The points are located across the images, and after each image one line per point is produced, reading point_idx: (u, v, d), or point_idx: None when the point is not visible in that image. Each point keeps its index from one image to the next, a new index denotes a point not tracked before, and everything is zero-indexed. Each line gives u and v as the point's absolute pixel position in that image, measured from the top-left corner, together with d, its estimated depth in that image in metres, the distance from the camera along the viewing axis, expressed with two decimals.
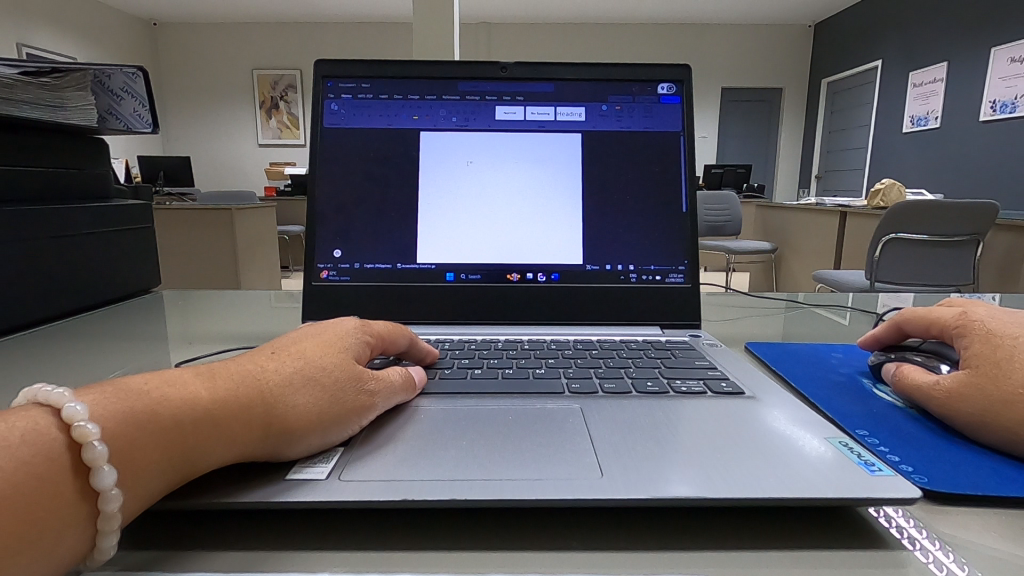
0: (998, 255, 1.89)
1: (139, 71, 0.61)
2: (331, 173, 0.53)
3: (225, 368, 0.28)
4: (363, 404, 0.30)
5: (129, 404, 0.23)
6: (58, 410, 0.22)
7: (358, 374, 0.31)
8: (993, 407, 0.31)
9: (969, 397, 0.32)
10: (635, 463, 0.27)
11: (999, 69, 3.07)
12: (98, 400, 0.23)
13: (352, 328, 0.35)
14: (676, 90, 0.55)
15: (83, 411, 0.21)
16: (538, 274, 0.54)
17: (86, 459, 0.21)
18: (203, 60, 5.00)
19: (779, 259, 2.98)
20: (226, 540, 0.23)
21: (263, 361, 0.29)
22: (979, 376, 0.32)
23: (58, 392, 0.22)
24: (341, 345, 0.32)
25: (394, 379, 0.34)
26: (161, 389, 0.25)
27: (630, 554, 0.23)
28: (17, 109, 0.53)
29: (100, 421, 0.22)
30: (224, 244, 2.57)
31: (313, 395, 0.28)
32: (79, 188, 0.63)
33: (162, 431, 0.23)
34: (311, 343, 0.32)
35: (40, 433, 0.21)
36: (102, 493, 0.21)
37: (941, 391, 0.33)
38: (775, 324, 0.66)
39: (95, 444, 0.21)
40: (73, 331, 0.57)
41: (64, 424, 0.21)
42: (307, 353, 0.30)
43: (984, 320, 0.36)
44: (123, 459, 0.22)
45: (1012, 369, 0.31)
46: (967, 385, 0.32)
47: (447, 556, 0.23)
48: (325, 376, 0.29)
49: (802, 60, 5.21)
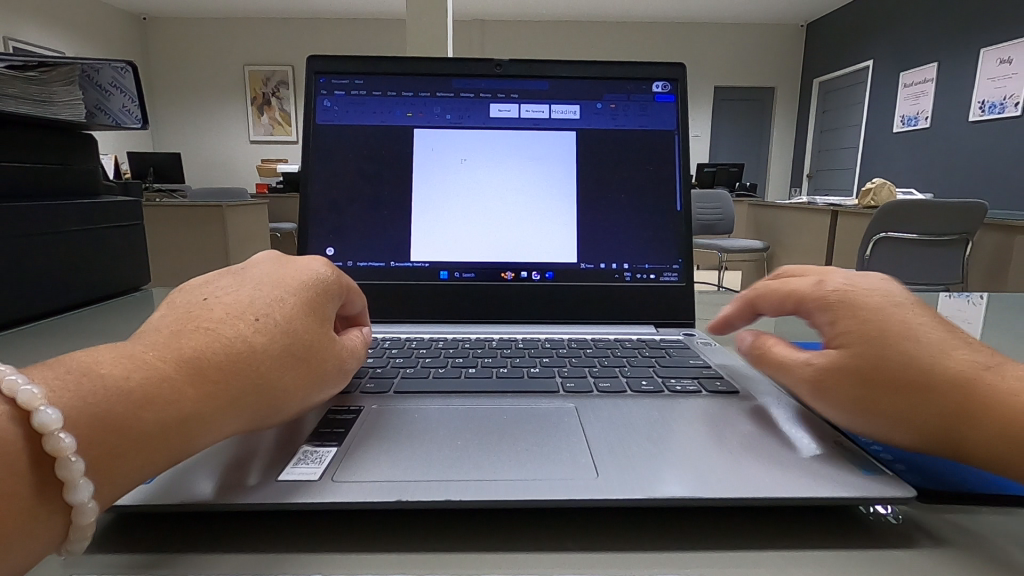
0: (986, 253, 1.92)
1: (128, 66, 0.59)
2: (322, 170, 0.52)
3: (202, 346, 0.26)
4: (333, 378, 0.31)
5: (104, 406, 0.22)
6: (29, 413, 0.20)
7: (334, 348, 0.32)
8: (875, 394, 0.28)
9: (851, 384, 0.29)
10: (627, 463, 0.27)
11: (988, 69, 3.09)
12: (71, 401, 0.22)
13: (327, 281, 0.34)
14: (671, 88, 0.55)
15: (56, 419, 0.20)
16: (533, 273, 0.54)
17: (59, 474, 0.20)
18: (192, 56, 4.95)
19: (771, 258, 3.00)
20: (213, 542, 0.23)
21: (244, 334, 0.28)
22: (860, 359, 0.28)
23: (29, 392, 0.21)
24: (320, 310, 0.32)
25: (358, 342, 0.35)
26: (143, 387, 0.24)
27: (624, 555, 0.23)
28: (1, 102, 0.53)
29: (74, 430, 0.21)
30: (215, 241, 2.55)
31: (297, 378, 0.29)
32: (68, 184, 0.62)
33: (143, 436, 0.23)
34: (292, 306, 0.30)
35: (5, 441, 0.20)
36: (76, 506, 0.21)
37: (816, 375, 0.30)
38: (768, 323, 0.66)
39: (71, 458, 0.21)
40: (63, 329, 0.56)
41: (35, 433, 0.20)
42: (289, 325, 0.29)
43: (840, 288, 0.32)
44: (99, 469, 0.21)
45: (896, 350, 0.28)
46: (849, 369, 0.29)
47: (435, 556, 0.22)
48: (308, 352, 0.30)
49: (795, 60, 5.23)
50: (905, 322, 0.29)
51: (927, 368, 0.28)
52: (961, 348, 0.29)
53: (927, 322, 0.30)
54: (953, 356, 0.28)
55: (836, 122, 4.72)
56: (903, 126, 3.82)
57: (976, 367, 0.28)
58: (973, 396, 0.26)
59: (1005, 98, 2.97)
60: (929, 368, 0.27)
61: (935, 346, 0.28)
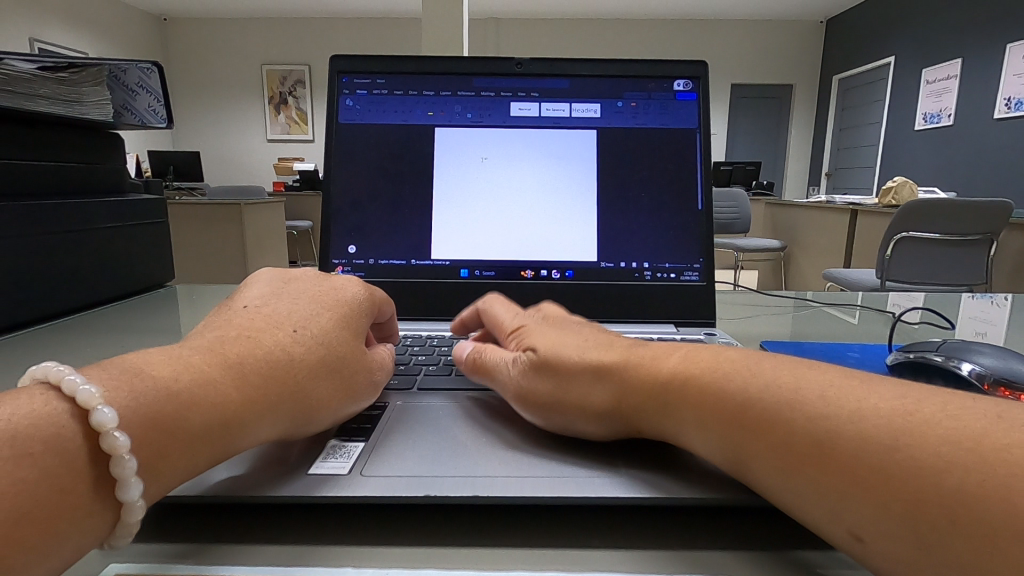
0: (1012, 254, 1.87)
1: (154, 67, 0.62)
2: (344, 168, 0.53)
3: (246, 355, 0.28)
4: (368, 387, 0.32)
5: (154, 405, 0.23)
6: (86, 411, 0.21)
7: (366, 361, 0.32)
8: (558, 375, 0.30)
9: (539, 373, 0.31)
10: (655, 464, 0.27)
11: (1014, 65, 2.99)
12: (124, 399, 0.22)
13: (362, 298, 0.35)
14: (692, 86, 0.54)
15: (112, 418, 0.21)
16: (553, 271, 0.54)
17: (113, 472, 0.21)
18: (212, 56, 5.03)
19: (788, 257, 2.96)
20: (248, 535, 0.24)
21: (284, 346, 0.29)
22: (540, 353, 0.32)
23: (86, 390, 0.21)
24: (353, 325, 0.33)
25: (387, 359, 0.35)
26: (190, 389, 0.24)
27: (656, 554, 0.23)
28: (34, 104, 0.54)
29: (128, 429, 0.22)
30: (233, 239, 2.58)
31: (331, 387, 0.29)
32: (96, 182, 0.64)
33: (190, 434, 0.24)
34: (327, 321, 0.32)
35: (63, 436, 0.20)
36: (126, 504, 0.21)
37: (514, 376, 0.33)
38: (788, 323, 0.66)
39: (124, 457, 0.21)
40: (93, 324, 0.58)
41: (93, 431, 0.21)
42: (325, 336, 0.31)
43: (528, 324, 0.37)
44: (150, 467, 0.22)
45: (566, 346, 0.32)
46: (535, 361, 0.32)
47: (469, 551, 0.23)
48: (342, 365, 0.30)
49: (813, 57, 5.16)
50: (573, 334, 0.34)
51: (593, 356, 0.31)
52: (622, 346, 0.33)
53: (592, 335, 0.34)
54: (612, 350, 0.32)
55: (856, 120, 4.64)
56: (925, 124, 3.75)
57: (641, 353, 0.31)
58: (631, 369, 0.30)
59: None
60: (593, 356, 0.31)
61: (597, 345, 0.32)
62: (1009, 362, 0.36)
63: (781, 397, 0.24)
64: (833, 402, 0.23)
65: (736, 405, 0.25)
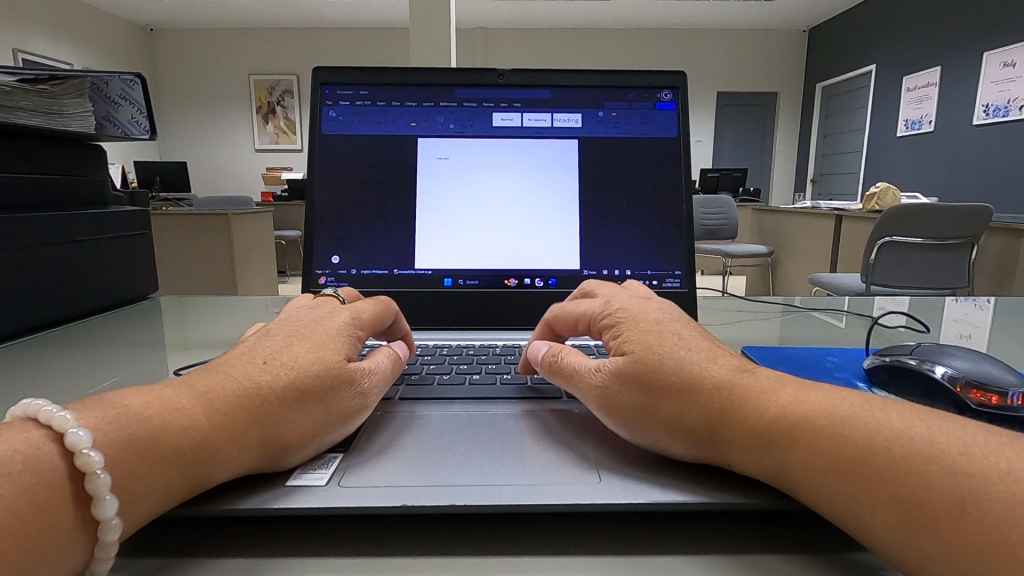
0: (993, 257, 1.91)
1: (137, 77, 0.61)
2: (327, 179, 0.53)
3: (218, 386, 0.28)
4: (355, 408, 0.30)
5: (130, 429, 0.24)
6: (60, 434, 0.22)
7: (351, 374, 0.31)
8: (653, 395, 0.29)
9: (629, 388, 0.30)
10: (633, 471, 0.27)
11: (993, 73, 3.10)
12: (99, 422, 0.23)
13: (345, 323, 0.35)
14: (673, 96, 0.55)
15: (86, 438, 0.22)
16: (537, 279, 0.54)
17: (88, 489, 0.21)
18: (198, 65, 5.00)
19: (774, 263, 2.99)
20: (225, 550, 0.23)
21: (257, 373, 0.29)
22: (637, 360, 0.31)
23: (59, 415, 0.22)
24: (331, 346, 0.32)
25: (385, 366, 0.35)
26: (161, 414, 0.25)
27: (633, 557, 0.23)
28: (17, 116, 0.53)
29: (102, 448, 0.22)
30: (220, 249, 2.57)
31: (308, 412, 0.28)
32: (79, 194, 0.63)
33: (162, 458, 0.24)
34: (302, 347, 0.32)
35: (41, 459, 0.21)
36: (102, 523, 0.21)
37: (600, 382, 0.32)
38: (773, 327, 0.67)
39: (99, 473, 0.21)
40: (70, 338, 0.57)
41: (67, 451, 0.21)
42: (301, 360, 0.30)
43: (625, 307, 0.35)
44: (125, 486, 0.22)
45: (669, 355, 0.31)
46: (626, 370, 0.31)
47: (451, 562, 0.23)
48: (322, 387, 0.29)
49: (797, 65, 5.24)
50: (677, 335, 0.33)
51: (693, 370, 0.30)
52: (728, 361, 0.32)
53: (700, 338, 0.33)
54: (718, 364, 0.31)
55: (839, 126, 4.72)
56: (906, 131, 3.82)
57: (741, 373, 0.30)
58: (734, 396, 0.29)
59: (1009, 101, 3.00)
60: (696, 374, 0.30)
61: (694, 355, 0.31)
62: (982, 363, 0.37)
63: (876, 438, 0.24)
64: (902, 439, 0.24)
65: (846, 447, 0.24)
